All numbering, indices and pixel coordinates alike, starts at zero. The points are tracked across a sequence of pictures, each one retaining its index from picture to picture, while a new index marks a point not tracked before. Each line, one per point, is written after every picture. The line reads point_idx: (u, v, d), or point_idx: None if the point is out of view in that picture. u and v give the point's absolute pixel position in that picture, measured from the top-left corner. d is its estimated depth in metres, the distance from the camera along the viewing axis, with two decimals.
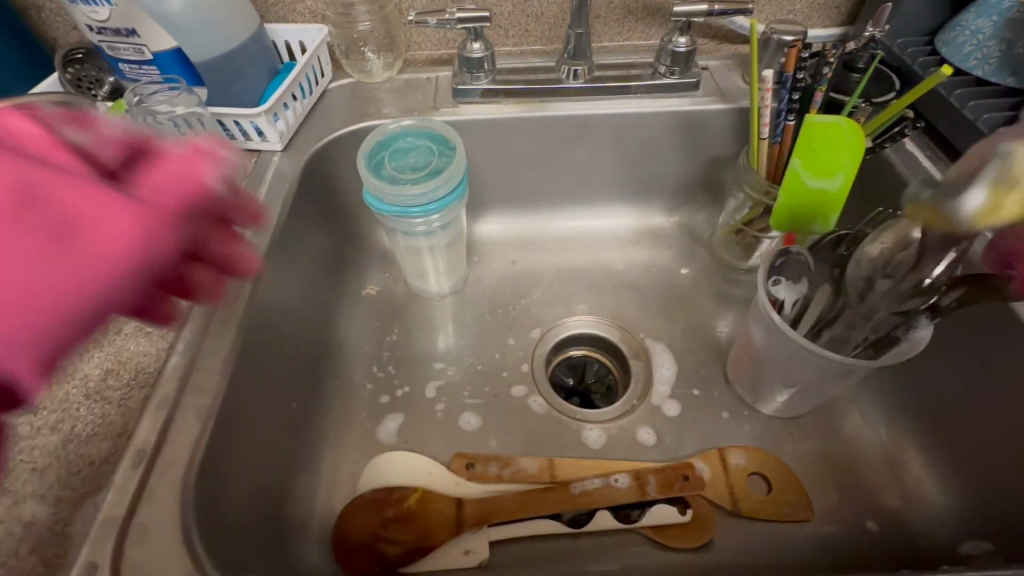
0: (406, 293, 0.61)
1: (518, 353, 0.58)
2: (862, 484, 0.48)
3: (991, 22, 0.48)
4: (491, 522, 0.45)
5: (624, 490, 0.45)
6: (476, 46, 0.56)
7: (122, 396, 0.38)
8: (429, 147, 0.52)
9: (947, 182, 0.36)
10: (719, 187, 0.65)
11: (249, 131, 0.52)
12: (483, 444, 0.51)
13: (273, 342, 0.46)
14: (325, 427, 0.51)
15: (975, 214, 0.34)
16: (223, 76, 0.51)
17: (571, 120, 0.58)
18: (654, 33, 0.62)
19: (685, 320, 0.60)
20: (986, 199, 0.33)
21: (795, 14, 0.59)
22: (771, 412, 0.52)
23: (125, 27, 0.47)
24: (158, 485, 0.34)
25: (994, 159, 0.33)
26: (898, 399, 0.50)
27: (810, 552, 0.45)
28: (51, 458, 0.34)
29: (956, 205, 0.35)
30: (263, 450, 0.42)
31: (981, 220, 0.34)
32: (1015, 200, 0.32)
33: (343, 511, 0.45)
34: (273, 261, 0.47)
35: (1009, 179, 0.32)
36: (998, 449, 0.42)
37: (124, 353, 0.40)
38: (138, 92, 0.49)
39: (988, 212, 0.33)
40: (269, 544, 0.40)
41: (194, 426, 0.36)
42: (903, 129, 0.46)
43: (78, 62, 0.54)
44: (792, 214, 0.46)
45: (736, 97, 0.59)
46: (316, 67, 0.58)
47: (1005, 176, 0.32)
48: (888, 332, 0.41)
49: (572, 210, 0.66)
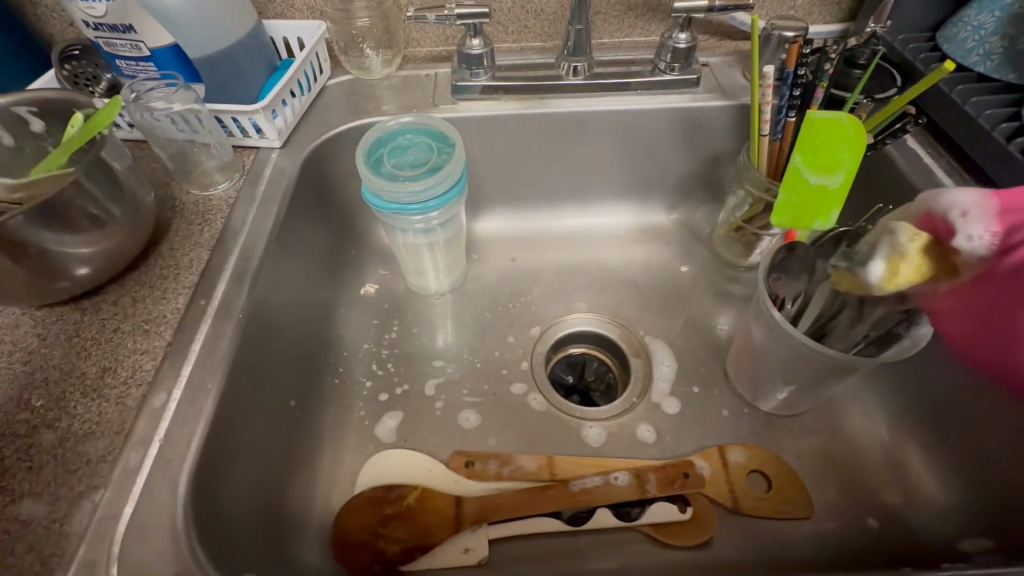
0: (405, 291, 0.61)
1: (518, 351, 0.57)
2: (862, 482, 0.48)
3: (994, 18, 0.49)
4: (490, 520, 0.44)
5: (624, 488, 0.45)
6: (475, 42, 0.56)
7: (119, 394, 0.37)
8: (428, 144, 0.52)
9: (856, 253, 0.40)
10: (719, 185, 0.64)
11: (247, 127, 0.52)
12: (482, 441, 0.51)
13: (271, 339, 0.45)
14: (324, 425, 0.50)
15: (880, 281, 0.36)
16: (220, 72, 0.51)
17: (571, 116, 0.58)
18: (654, 30, 0.61)
19: (684, 318, 0.59)
20: (884, 268, 0.36)
21: (796, 10, 0.59)
22: (770, 409, 0.52)
23: (122, 23, 0.47)
24: (155, 484, 0.34)
25: (883, 235, 0.37)
26: (898, 396, 0.50)
27: (811, 549, 0.45)
28: (48, 456, 0.35)
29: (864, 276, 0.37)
30: (262, 448, 0.42)
31: (886, 285, 0.36)
32: (907, 267, 0.35)
33: (341, 510, 0.45)
34: (272, 258, 0.47)
35: (899, 250, 0.35)
36: (1000, 446, 0.42)
37: (122, 350, 0.40)
38: (136, 88, 0.49)
39: (890, 278, 0.36)
40: (268, 542, 0.40)
41: (192, 424, 0.36)
42: (905, 125, 0.46)
43: (75, 58, 0.54)
44: (793, 211, 0.44)
45: (737, 93, 0.58)
46: (314, 64, 0.58)
47: (894, 248, 0.36)
48: (890, 329, 0.41)
49: (572, 207, 0.66)
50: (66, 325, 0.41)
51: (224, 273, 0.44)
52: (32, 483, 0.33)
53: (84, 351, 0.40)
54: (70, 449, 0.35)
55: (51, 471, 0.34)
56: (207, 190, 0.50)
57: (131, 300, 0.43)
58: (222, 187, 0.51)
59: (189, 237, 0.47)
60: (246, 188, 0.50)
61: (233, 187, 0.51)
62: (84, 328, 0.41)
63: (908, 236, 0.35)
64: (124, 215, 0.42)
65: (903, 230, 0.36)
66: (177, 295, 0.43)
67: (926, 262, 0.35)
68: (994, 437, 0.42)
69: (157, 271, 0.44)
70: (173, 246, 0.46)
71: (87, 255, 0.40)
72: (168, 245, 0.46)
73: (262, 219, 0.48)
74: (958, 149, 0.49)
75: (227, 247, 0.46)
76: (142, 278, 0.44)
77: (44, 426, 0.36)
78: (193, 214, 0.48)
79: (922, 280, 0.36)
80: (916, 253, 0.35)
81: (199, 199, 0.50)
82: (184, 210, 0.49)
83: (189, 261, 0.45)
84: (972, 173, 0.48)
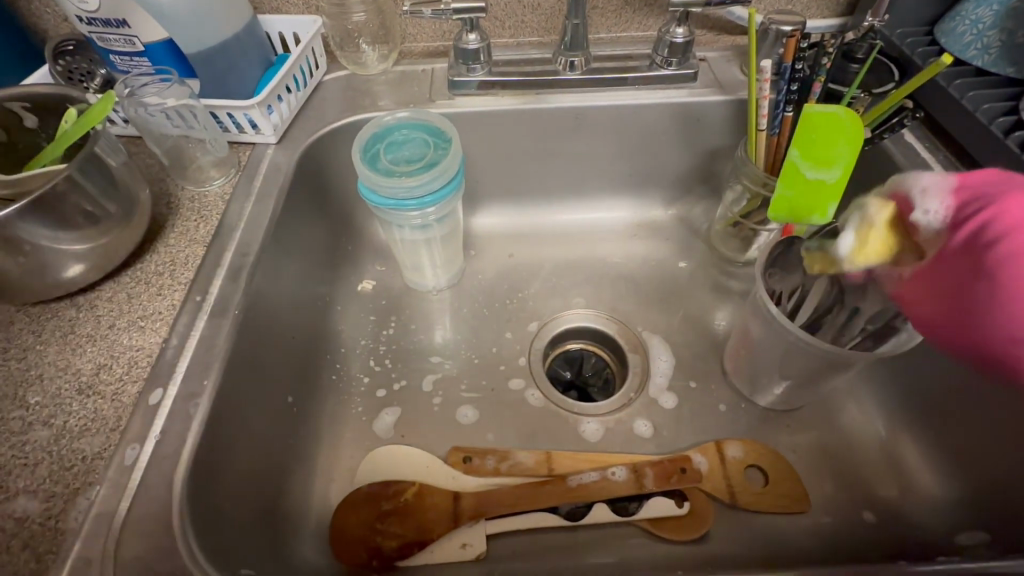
0: (402, 287, 0.61)
1: (515, 347, 0.57)
2: (859, 476, 0.48)
3: (992, 12, 0.48)
4: (488, 515, 0.44)
5: (622, 483, 0.46)
6: (471, 37, 0.55)
7: (114, 390, 0.37)
8: (425, 140, 0.51)
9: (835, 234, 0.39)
10: (717, 180, 0.64)
11: (243, 124, 0.52)
12: (479, 437, 0.51)
13: (267, 335, 0.45)
14: (321, 422, 0.50)
15: (849, 251, 0.35)
16: (215, 67, 0.51)
17: (568, 111, 0.58)
18: (652, 24, 0.61)
19: (681, 313, 0.59)
20: (853, 239, 0.35)
21: (794, 5, 0.58)
22: (767, 404, 0.52)
23: (115, 17, 0.45)
24: (151, 480, 0.34)
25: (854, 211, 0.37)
26: (895, 390, 0.50)
27: (807, 543, 0.45)
28: (44, 453, 0.34)
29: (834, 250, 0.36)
30: (259, 445, 0.42)
31: (856, 258, 0.35)
32: (876, 238, 0.35)
33: (338, 507, 0.44)
34: (268, 254, 0.47)
35: (867, 221, 0.35)
36: (997, 440, 0.42)
37: (118, 346, 0.39)
38: (130, 83, 0.48)
39: (859, 248, 0.35)
40: (265, 538, 0.40)
41: (188, 421, 0.36)
42: (902, 119, 0.45)
43: (69, 54, 0.54)
44: (790, 206, 0.44)
45: (735, 88, 0.58)
46: (310, 59, 0.58)
47: (863, 218, 0.35)
48: (889, 322, 0.41)
49: (569, 202, 0.66)
50: (62, 322, 0.41)
51: (220, 269, 0.44)
52: (28, 479, 0.33)
53: (80, 348, 0.39)
54: (66, 446, 0.35)
55: (46, 468, 0.34)
56: (203, 185, 0.50)
57: (126, 296, 0.42)
58: (217, 183, 0.50)
59: (184, 233, 0.47)
60: (241, 184, 0.50)
61: (229, 183, 0.50)
62: (80, 324, 0.41)
63: (877, 206, 0.35)
64: (120, 211, 0.42)
65: (872, 202, 0.35)
66: (173, 292, 0.43)
67: (894, 235, 0.35)
68: (992, 430, 0.43)
69: (153, 267, 0.44)
70: (168, 243, 0.46)
71: (82, 251, 0.40)
72: (164, 241, 0.46)
73: (258, 215, 0.48)
74: (956, 144, 0.49)
75: (223, 242, 0.46)
76: (138, 275, 0.44)
77: (40, 423, 0.36)
78: (188, 211, 0.48)
79: (891, 256, 0.35)
80: (884, 223, 0.35)
81: (195, 194, 0.50)
82: (179, 206, 0.49)
83: (185, 258, 0.45)
84: (970, 167, 0.48)
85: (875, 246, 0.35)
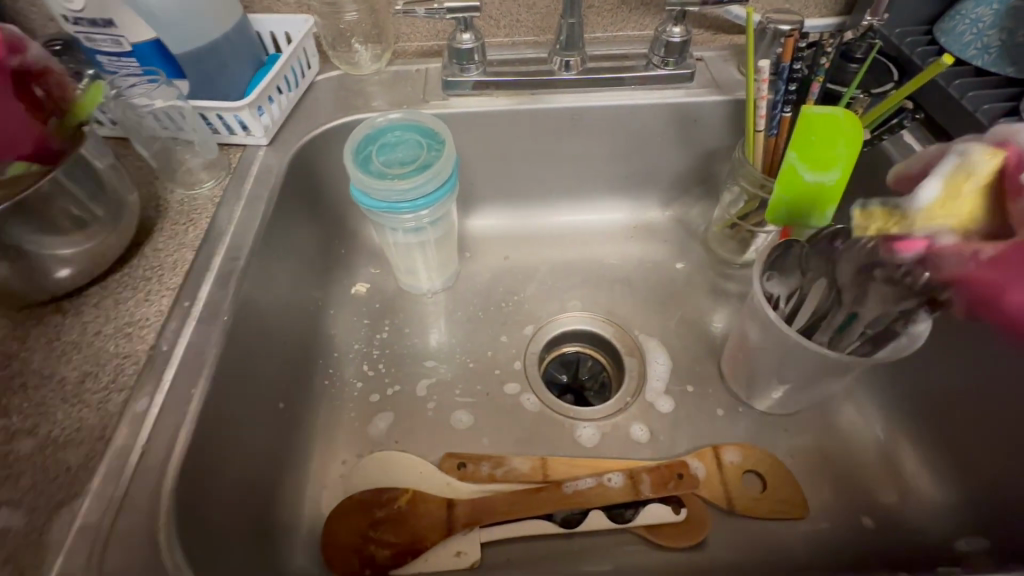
0: (396, 290, 0.60)
1: (511, 350, 0.57)
2: (858, 481, 0.48)
3: (991, 11, 0.48)
4: (484, 522, 0.44)
5: (617, 490, 0.45)
6: (465, 37, 0.55)
7: (100, 399, 0.37)
8: (418, 141, 0.51)
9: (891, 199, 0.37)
10: (714, 181, 0.64)
11: (233, 125, 0.51)
12: (474, 442, 0.51)
13: (258, 341, 0.45)
14: (314, 427, 0.50)
15: (931, 200, 0.35)
16: (205, 67, 0.50)
17: (563, 112, 0.57)
18: (649, 24, 0.60)
19: (679, 316, 0.59)
20: (940, 188, 0.35)
21: (792, 3, 0.58)
22: (765, 409, 0.51)
23: (101, 17, 0.45)
24: (137, 491, 0.33)
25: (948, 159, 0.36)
26: (893, 394, 0.50)
27: (805, 550, 0.45)
28: (27, 464, 0.34)
29: (910, 200, 0.36)
30: (250, 452, 0.41)
31: (935, 209, 0.35)
32: (966, 192, 0.34)
33: (329, 516, 0.44)
34: (259, 258, 0.46)
35: (964, 170, 0.35)
36: (998, 445, 0.42)
37: (104, 354, 0.39)
38: (117, 84, 0.48)
39: (942, 200, 0.35)
40: (256, 548, 0.39)
41: (175, 429, 0.35)
42: (901, 121, 0.45)
43: (57, 54, 0.53)
44: (788, 209, 0.44)
45: (732, 88, 0.58)
46: (302, 59, 0.57)
47: (959, 168, 0.35)
48: (889, 326, 0.40)
49: (565, 203, 0.65)
50: (47, 329, 0.40)
51: (209, 274, 0.43)
52: (11, 491, 0.33)
53: (65, 355, 0.39)
54: (50, 456, 0.34)
55: (30, 479, 0.33)
56: (193, 188, 0.49)
57: (113, 302, 0.42)
58: (207, 185, 0.50)
59: (173, 237, 0.46)
60: (232, 187, 0.49)
61: (219, 185, 0.50)
62: (65, 331, 0.40)
63: (982, 154, 0.34)
64: (107, 215, 0.41)
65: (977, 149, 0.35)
66: (161, 297, 0.42)
67: (983, 199, 0.35)
68: (992, 435, 0.42)
69: (140, 272, 0.43)
70: (157, 247, 0.45)
71: (68, 256, 0.39)
72: (152, 245, 0.45)
73: (249, 218, 0.47)
74: None
75: (213, 246, 0.45)
76: (125, 280, 0.43)
77: (24, 433, 0.35)
78: (178, 214, 0.47)
79: (968, 223, 0.35)
80: (982, 178, 0.34)
81: (184, 197, 0.49)
82: (168, 209, 0.48)
83: (174, 262, 0.44)
84: None
85: (959, 208, 0.35)
